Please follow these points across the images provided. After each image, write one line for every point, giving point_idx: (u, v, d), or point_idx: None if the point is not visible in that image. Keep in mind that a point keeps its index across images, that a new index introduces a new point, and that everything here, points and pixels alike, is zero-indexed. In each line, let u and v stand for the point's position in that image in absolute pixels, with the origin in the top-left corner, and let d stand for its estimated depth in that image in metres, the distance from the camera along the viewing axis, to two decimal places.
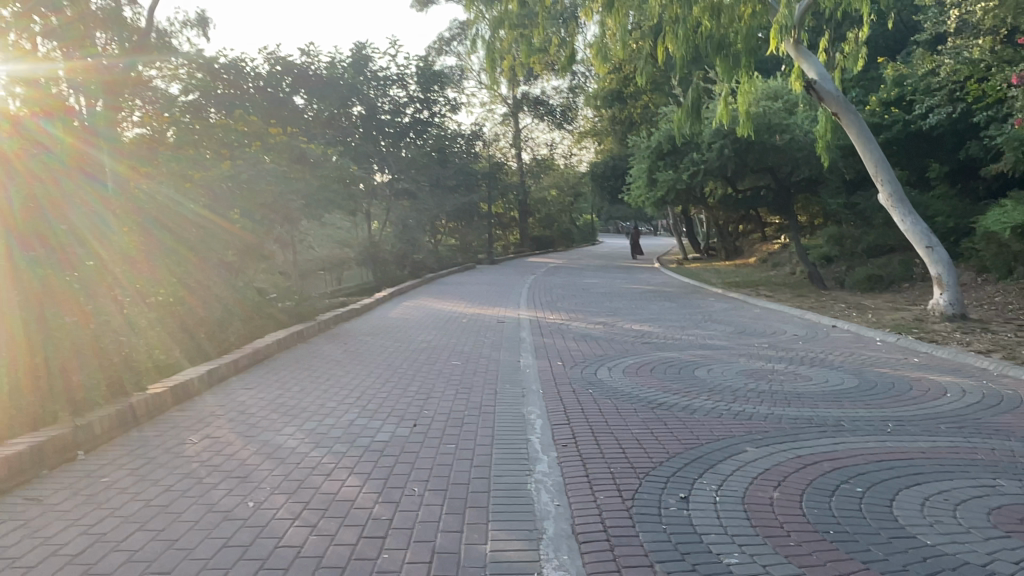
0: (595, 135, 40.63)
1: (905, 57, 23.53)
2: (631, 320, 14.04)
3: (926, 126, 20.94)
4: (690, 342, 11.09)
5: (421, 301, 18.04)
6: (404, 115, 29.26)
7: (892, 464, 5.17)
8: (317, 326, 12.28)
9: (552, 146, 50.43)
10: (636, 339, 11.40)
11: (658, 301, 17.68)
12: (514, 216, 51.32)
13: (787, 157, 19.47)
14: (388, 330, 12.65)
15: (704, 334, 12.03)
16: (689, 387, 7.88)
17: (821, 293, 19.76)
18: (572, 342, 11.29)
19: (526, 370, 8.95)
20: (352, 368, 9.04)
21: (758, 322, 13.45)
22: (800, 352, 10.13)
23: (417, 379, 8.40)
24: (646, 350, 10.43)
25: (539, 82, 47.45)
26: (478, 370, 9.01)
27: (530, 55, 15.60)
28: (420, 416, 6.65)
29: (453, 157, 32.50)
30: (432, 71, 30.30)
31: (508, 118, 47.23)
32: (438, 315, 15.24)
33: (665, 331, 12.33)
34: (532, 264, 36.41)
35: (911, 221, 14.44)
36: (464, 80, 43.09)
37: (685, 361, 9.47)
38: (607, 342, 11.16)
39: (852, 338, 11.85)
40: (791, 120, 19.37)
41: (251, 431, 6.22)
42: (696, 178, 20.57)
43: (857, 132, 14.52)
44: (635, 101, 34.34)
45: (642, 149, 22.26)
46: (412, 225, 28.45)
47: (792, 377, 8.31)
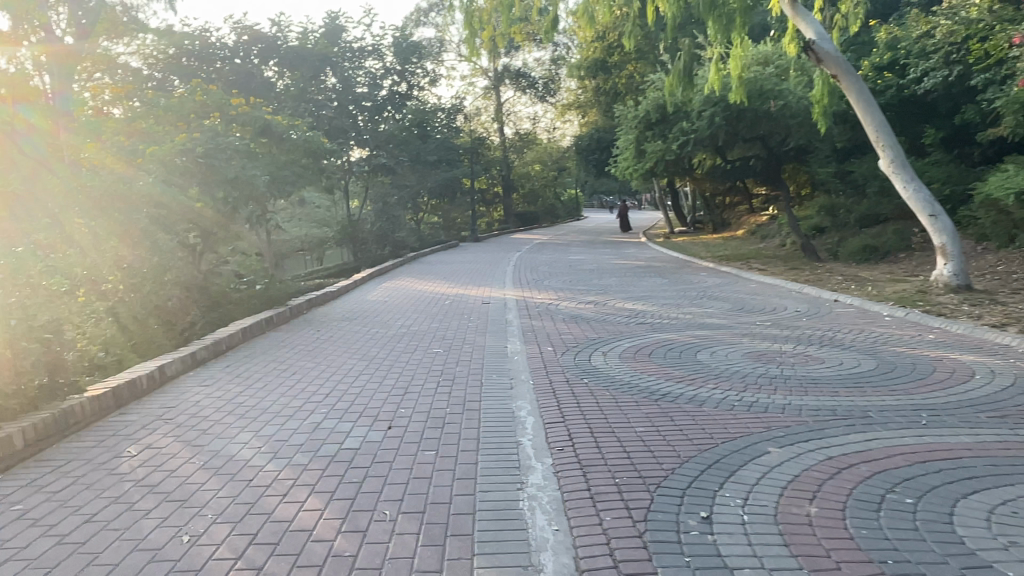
0: (579, 107, 39.65)
1: (898, 19, 22.73)
2: (623, 298, 13.31)
3: (921, 91, 20.26)
4: (687, 322, 10.35)
5: (401, 281, 17.22)
6: (381, 89, 28.17)
7: (940, 466, 4.46)
8: (289, 312, 11.45)
9: (535, 120, 49.30)
10: (630, 320, 10.66)
11: (649, 278, 16.96)
12: (498, 192, 50.28)
13: (779, 124, 18.70)
14: (364, 315, 11.84)
15: (701, 312, 11.31)
16: (692, 373, 7.17)
17: (816, 266, 19.13)
18: (562, 324, 10.55)
19: (513, 358, 8.17)
20: (322, 359, 8.24)
21: (757, 298, 12.76)
22: (806, 331, 9.43)
23: (394, 371, 7.62)
24: (642, 332, 9.69)
25: (520, 53, 46.27)
26: (461, 358, 8.26)
27: (511, 26, 15.00)
28: (395, 417, 5.88)
29: (433, 132, 31.46)
30: (409, 42, 29.19)
31: (489, 91, 46.04)
32: (419, 297, 14.42)
33: (660, 310, 11.59)
34: (518, 241, 35.57)
35: (914, 188, 13.74)
36: (443, 52, 41.80)
37: (685, 343, 8.77)
38: (600, 324, 10.42)
39: (858, 313, 11.21)
40: (784, 86, 18.57)
41: (201, 439, 5.45)
42: (686, 148, 19.77)
43: (858, 93, 13.73)
44: (619, 70, 33.35)
45: (629, 118, 21.41)
46: (393, 203, 27.48)
47: (803, 359, 7.63)
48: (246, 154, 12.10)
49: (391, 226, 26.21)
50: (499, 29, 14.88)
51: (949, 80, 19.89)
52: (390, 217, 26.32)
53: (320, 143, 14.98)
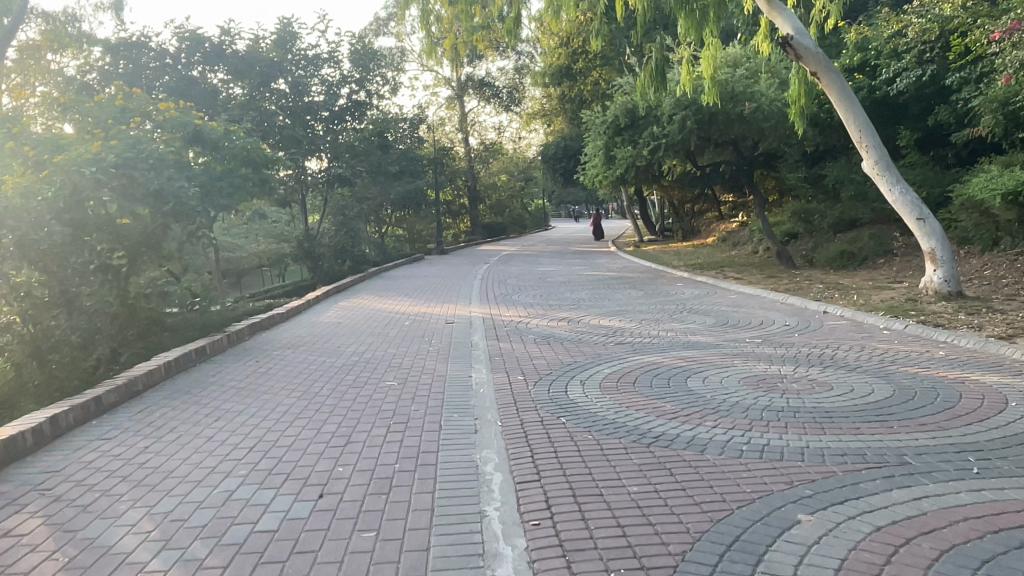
0: (544, 116, 38.86)
1: (867, 19, 22.24)
2: (598, 314, 12.34)
3: (894, 91, 19.73)
4: (671, 341, 9.36)
5: (359, 300, 16.04)
6: (339, 97, 26.99)
7: (1018, 538, 3.50)
8: (228, 340, 10.24)
9: (500, 129, 48.44)
10: (607, 340, 9.65)
11: (623, 290, 16.05)
12: (464, 203, 49.22)
13: (753, 127, 17.91)
14: (313, 341, 10.66)
15: (685, 329, 10.35)
16: (685, 406, 6.19)
17: (794, 273, 18.42)
18: (532, 346, 9.50)
19: (478, 392, 7.07)
20: (256, 399, 7.09)
21: (740, 311, 11.88)
22: (803, 349, 8.52)
23: (337, 412, 6.48)
24: (623, 354, 8.68)
25: (484, 62, 45.42)
26: (418, 392, 7.17)
27: (473, 33, 14.48)
28: (330, 480, 4.76)
29: (396, 143, 30.33)
30: (368, 49, 28.10)
31: (453, 101, 45.07)
32: (377, 317, 13.25)
33: (639, 328, 10.61)
34: (484, 253, 34.53)
35: (900, 191, 13.02)
36: (404, 62, 40.75)
37: (671, 367, 7.79)
38: (575, 345, 9.38)
39: (851, 326, 10.39)
40: (756, 88, 17.80)
41: (77, 521, 4.26)
42: (657, 153, 18.94)
43: (840, 91, 12.94)
44: (585, 77, 32.59)
45: (597, 124, 20.48)
46: (353, 217, 26.29)
47: (808, 385, 6.71)
48: (175, 163, 10.84)
49: (351, 241, 24.98)
50: (459, 36, 14.43)
51: (923, 80, 19.39)
52: (350, 232, 25.09)
53: (265, 152, 13.76)
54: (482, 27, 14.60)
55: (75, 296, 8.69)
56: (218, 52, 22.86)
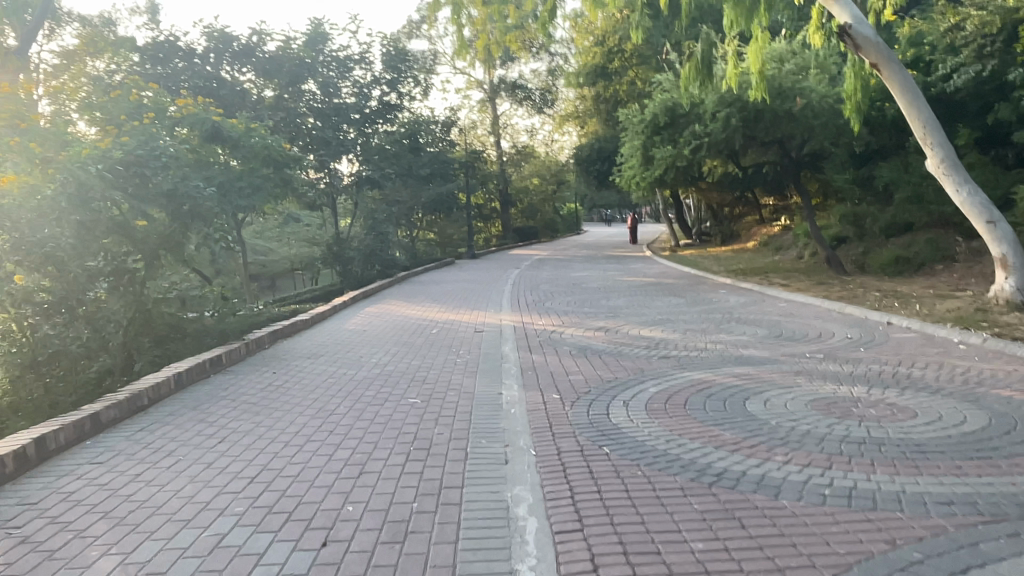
0: (577, 117, 38.10)
1: (922, 12, 21.05)
2: (638, 323, 11.57)
3: (950, 89, 18.40)
4: (721, 356, 8.52)
5: (387, 306, 15.48)
6: (370, 99, 26.62)
7: None
8: (246, 348, 9.69)
9: (533, 132, 47.82)
10: (650, 353, 8.85)
11: (663, 297, 15.21)
12: (495, 207, 48.67)
13: (801, 125, 16.93)
14: (335, 350, 10.06)
15: (734, 341, 9.50)
16: (748, 434, 5.41)
17: (845, 280, 17.40)
18: (568, 359, 8.74)
19: (510, 413, 6.37)
20: (268, 417, 6.48)
21: (792, 321, 10.98)
22: (872, 367, 7.66)
23: (353, 435, 5.83)
24: (670, 370, 7.87)
25: (517, 64, 44.84)
26: (443, 412, 6.49)
27: (507, 33, 13.68)
28: (337, 523, 4.09)
29: (427, 145, 29.91)
30: (399, 51, 27.72)
31: (486, 104, 44.59)
32: (404, 324, 12.63)
33: (684, 340, 9.78)
34: (516, 258, 33.84)
35: (967, 191, 11.96)
36: (437, 65, 40.38)
37: (725, 386, 6.99)
38: (615, 359, 8.60)
39: (920, 339, 9.46)
40: (805, 83, 16.84)
41: (39, 571, 3.64)
42: (698, 153, 18.05)
43: (903, 85, 11.92)
44: (620, 77, 31.75)
45: (635, 123, 19.76)
46: (383, 220, 25.84)
47: (889, 411, 5.87)
48: (189, 161, 10.34)
49: (381, 245, 24.53)
50: (494, 34, 13.57)
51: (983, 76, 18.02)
52: (380, 235, 24.63)
53: (291, 152, 13.33)
54: (516, 25, 13.87)
55: (76, 304, 8.33)
56: (247, 53, 22.58)
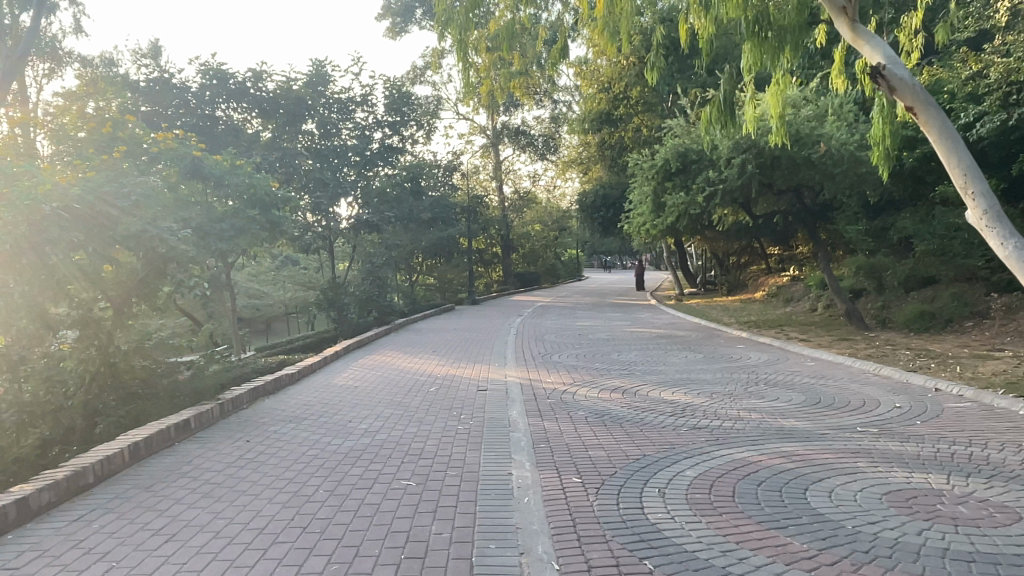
0: (580, 164, 37.62)
1: (939, 60, 20.51)
2: (655, 383, 10.57)
3: (973, 138, 17.74)
4: (761, 428, 7.46)
5: (383, 357, 14.46)
6: (371, 141, 26.05)
7: None
8: (221, 409, 8.65)
9: (535, 178, 47.41)
10: (676, 423, 7.81)
11: (679, 352, 14.20)
12: (496, 252, 47.95)
13: (821, 173, 16.17)
14: (322, 412, 8.99)
15: (770, 409, 8.45)
16: (822, 543, 4.36)
17: (868, 336, 16.44)
18: (585, 428, 7.67)
19: (524, 503, 5.31)
20: (234, 505, 5.43)
21: (828, 385, 9.96)
22: (940, 447, 6.63)
23: (331, 534, 4.76)
24: (705, 446, 6.80)
25: (520, 111, 44.65)
26: (443, 500, 5.43)
27: (512, 79, 13.12)
28: None
29: (428, 189, 29.26)
30: (402, 93, 27.27)
31: (488, 150, 44.28)
32: (400, 380, 11.57)
33: (712, 406, 8.74)
34: (518, 304, 32.92)
35: (1014, 247, 10.47)
36: (439, 110, 40.10)
37: (775, 470, 5.94)
38: (638, 429, 7.53)
39: (977, 408, 8.46)
40: (825, 130, 16.16)
41: None
42: (712, 200, 17.28)
43: (942, 130, 11.00)
44: (626, 123, 31.38)
45: (645, 169, 19.03)
46: (382, 265, 25.00)
47: (987, 513, 4.83)
48: (165, 200, 9.49)
49: (378, 290, 23.63)
50: (498, 81, 12.86)
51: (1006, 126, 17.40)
52: (377, 280, 23.77)
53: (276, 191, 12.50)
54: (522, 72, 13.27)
55: (23, 363, 8.11)
56: (240, 92, 21.92)
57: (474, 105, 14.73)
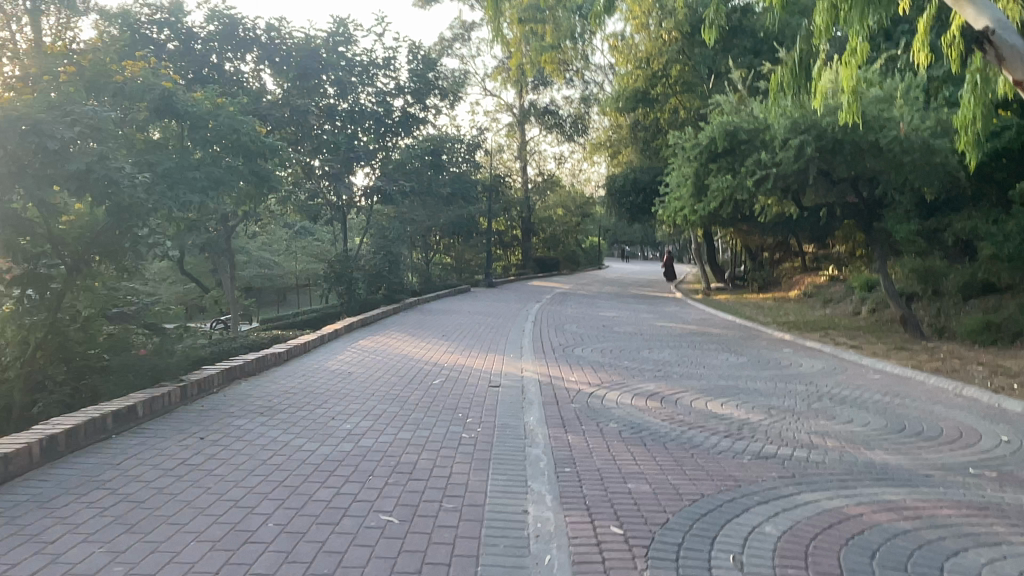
0: (609, 147, 35.87)
1: None
2: (697, 389, 9.05)
3: None
4: (846, 467, 5.83)
5: (386, 339, 13.00)
6: (392, 108, 24.52)
7: None
8: (180, 393, 7.24)
9: (561, 160, 45.67)
10: (735, 448, 6.27)
11: (718, 354, 12.59)
12: (516, 235, 46.36)
13: (887, 161, 14.37)
14: (301, 403, 7.48)
15: (847, 436, 6.84)
16: None
17: (927, 346, 14.74)
18: (621, 449, 6.10)
19: (545, 567, 3.80)
20: (147, 540, 3.97)
21: (907, 408, 8.30)
22: None
23: None
24: (778, 486, 5.22)
25: (549, 90, 42.94)
26: (436, 552, 3.92)
27: (542, 53, 11.71)
28: None
29: (449, 164, 27.76)
30: (427, 59, 25.69)
31: (514, 128, 42.59)
32: (401, 368, 10.06)
33: (774, 426, 7.16)
34: (536, 290, 31.40)
35: None
36: (466, 84, 38.47)
37: (885, 531, 4.36)
38: (689, 455, 5.97)
39: None
40: (894, 113, 14.35)
41: None
42: (762, 186, 15.56)
43: None
44: (662, 104, 29.60)
45: (688, 149, 17.48)
46: (394, 239, 23.52)
47: None
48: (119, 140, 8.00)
49: (390, 266, 22.21)
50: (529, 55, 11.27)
51: None
52: (390, 256, 22.33)
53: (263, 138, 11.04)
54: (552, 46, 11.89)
55: None
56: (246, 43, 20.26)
57: (500, 78, 13.30)
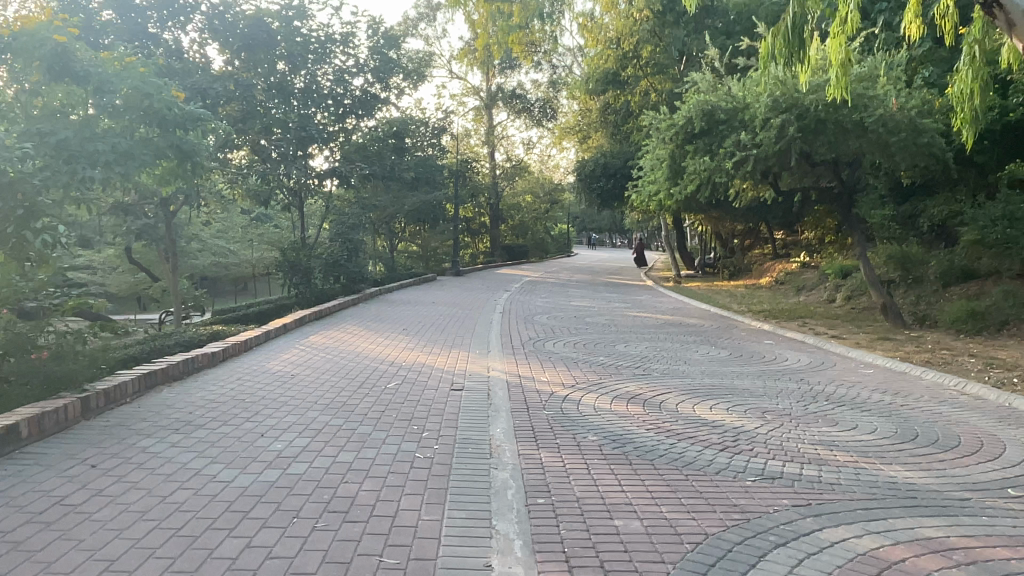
0: (579, 131, 34.92)
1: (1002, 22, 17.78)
2: (682, 389, 8.18)
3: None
4: (867, 491, 4.95)
5: (341, 334, 11.89)
6: (352, 87, 23.17)
7: None
8: (82, 405, 6.12)
9: (529, 146, 44.60)
10: (735, 466, 5.37)
11: (699, 347, 11.75)
12: (484, 222, 45.28)
13: (872, 142, 13.64)
14: (228, 415, 6.41)
15: (857, 447, 6.00)
16: None
17: (911, 336, 14.13)
18: (604, 470, 5.16)
19: None
20: None
21: (914, 409, 7.52)
22: None
23: None
24: (793, 519, 4.33)
25: (517, 73, 41.78)
26: None
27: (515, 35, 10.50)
28: None
29: (413, 147, 26.57)
30: (388, 35, 24.39)
31: (481, 112, 41.38)
32: (353, 368, 9.00)
33: (773, 434, 6.30)
34: (505, 278, 30.46)
35: None
36: (431, 66, 37.13)
37: None
38: (683, 476, 5.07)
39: None
40: (879, 90, 13.59)
41: None
42: (741, 168, 14.78)
43: None
44: (632, 87, 29.00)
45: (664, 129, 16.62)
46: (354, 226, 22.29)
47: None
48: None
49: (349, 254, 21.03)
50: (495, 36, 10.25)
51: None
52: (349, 243, 21.13)
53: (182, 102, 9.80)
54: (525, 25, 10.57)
55: None
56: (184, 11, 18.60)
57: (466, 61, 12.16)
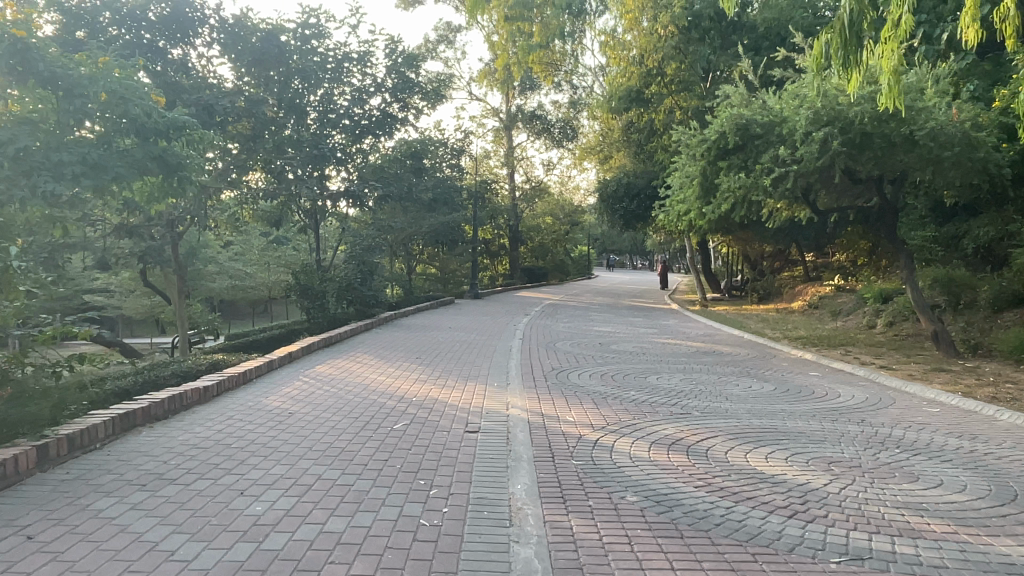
0: (601, 151, 34.09)
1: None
2: (729, 433, 7.18)
3: None
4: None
5: (350, 364, 11.01)
6: (369, 105, 22.59)
7: None
8: (39, 454, 5.29)
9: (549, 167, 43.85)
10: (810, 539, 4.38)
11: (738, 379, 10.72)
12: (503, 245, 44.47)
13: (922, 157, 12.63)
14: (208, 466, 5.54)
15: (953, 513, 4.97)
16: None
17: (967, 367, 13.00)
18: (651, 545, 4.20)
19: None
20: None
21: (1003, 459, 6.47)
22: None
23: None
24: None
25: (537, 94, 41.17)
26: None
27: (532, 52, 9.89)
28: None
29: (430, 167, 25.88)
30: (407, 54, 23.84)
31: (501, 133, 40.75)
32: (359, 405, 8.10)
33: (847, 494, 5.30)
34: (525, 302, 29.55)
35: None
36: (450, 87, 36.63)
37: None
38: (749, 555, 4.11)
39: None
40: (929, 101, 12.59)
41: None
42: (779, 185, 13.84)
43: None
44: (656, 105, 27.40)
45: (694, 146, 15.71)
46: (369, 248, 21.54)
47: None
48: None
49: (363, 276, 20.29)
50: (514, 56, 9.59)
51: None
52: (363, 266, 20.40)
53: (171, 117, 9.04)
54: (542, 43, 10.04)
55: None
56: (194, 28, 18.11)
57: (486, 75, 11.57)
